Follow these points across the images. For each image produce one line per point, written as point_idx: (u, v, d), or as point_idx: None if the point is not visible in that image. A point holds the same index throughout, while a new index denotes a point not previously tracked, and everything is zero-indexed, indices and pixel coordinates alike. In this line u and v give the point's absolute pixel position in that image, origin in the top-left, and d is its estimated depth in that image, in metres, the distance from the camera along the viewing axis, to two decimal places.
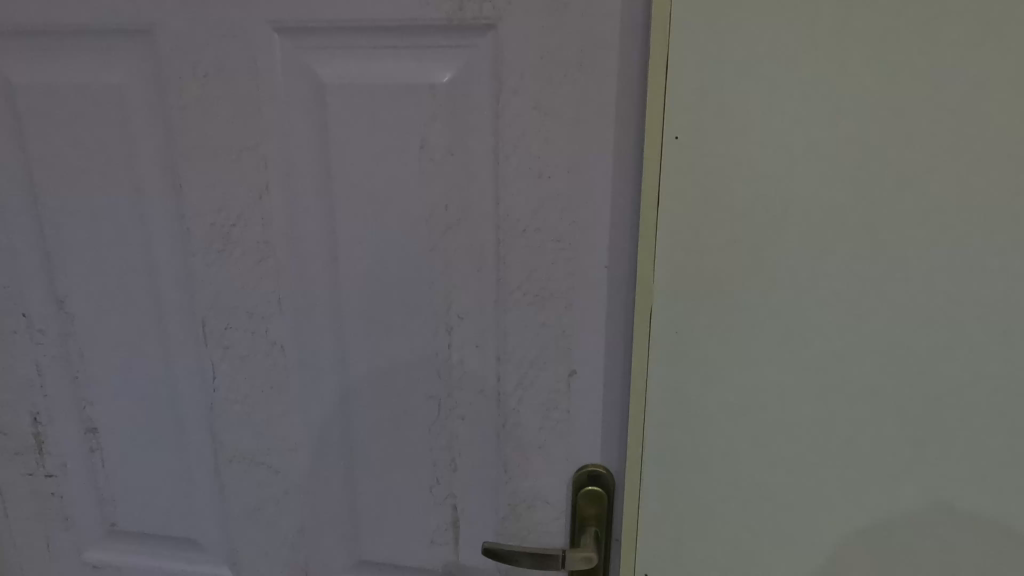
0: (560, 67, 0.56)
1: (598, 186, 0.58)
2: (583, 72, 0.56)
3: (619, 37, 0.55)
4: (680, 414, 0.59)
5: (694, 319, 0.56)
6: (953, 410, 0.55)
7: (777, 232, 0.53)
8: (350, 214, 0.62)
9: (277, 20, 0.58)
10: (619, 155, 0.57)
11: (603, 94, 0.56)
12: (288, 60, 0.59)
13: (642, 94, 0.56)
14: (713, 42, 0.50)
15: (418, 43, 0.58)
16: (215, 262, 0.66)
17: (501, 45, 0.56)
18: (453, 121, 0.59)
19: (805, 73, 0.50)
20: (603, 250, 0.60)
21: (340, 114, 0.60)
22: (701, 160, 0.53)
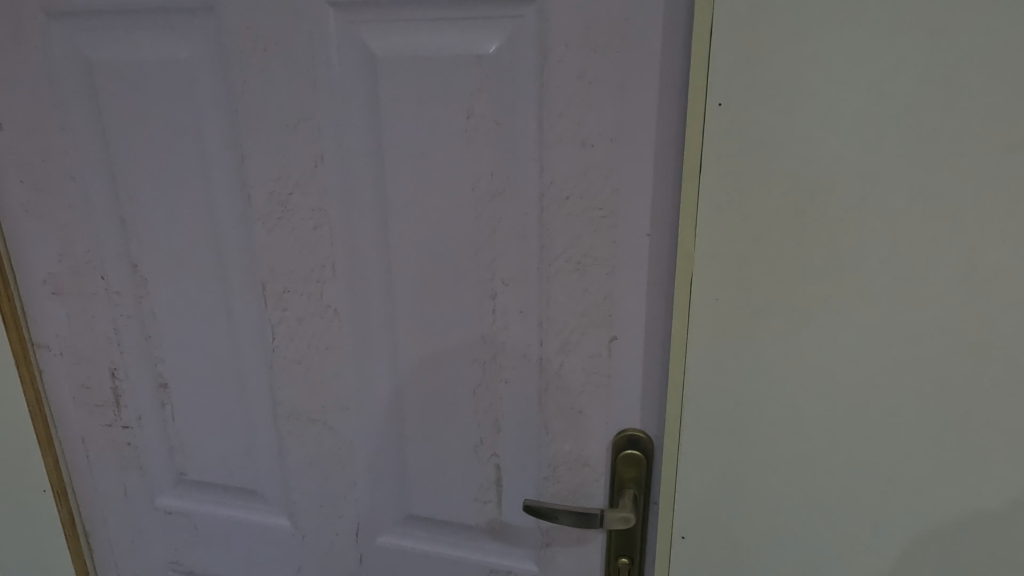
0: (605, 36, 0.57)
1: (641, 155, 0.59)
2: (628, 40, 0.57)
3: (664, 5, 0.55)
4: (719, 379, 0.60)
5: (735, 286, 0.57)
6: (999, 377, 0.55)
7: (820, 200, 0.53)
8: (400, 183, 0.65)
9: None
10: (662, 123, 0.58)
11: (647, 62, 0.57)
12: (342, 34, 0.62)
13: (686, 62, 0.56)
14: (759, 8, 0.50)
15: (466, 14, 0.59)
16: (274, 229, 0.70)
17: (547, 15, 0.58)
18: (499, 91, 0.61)
19: (854, 37, 0.49)
20: (645, 218, 0.61)
21: (391, 86, 0.62)
22: (745, 127, 0.53)
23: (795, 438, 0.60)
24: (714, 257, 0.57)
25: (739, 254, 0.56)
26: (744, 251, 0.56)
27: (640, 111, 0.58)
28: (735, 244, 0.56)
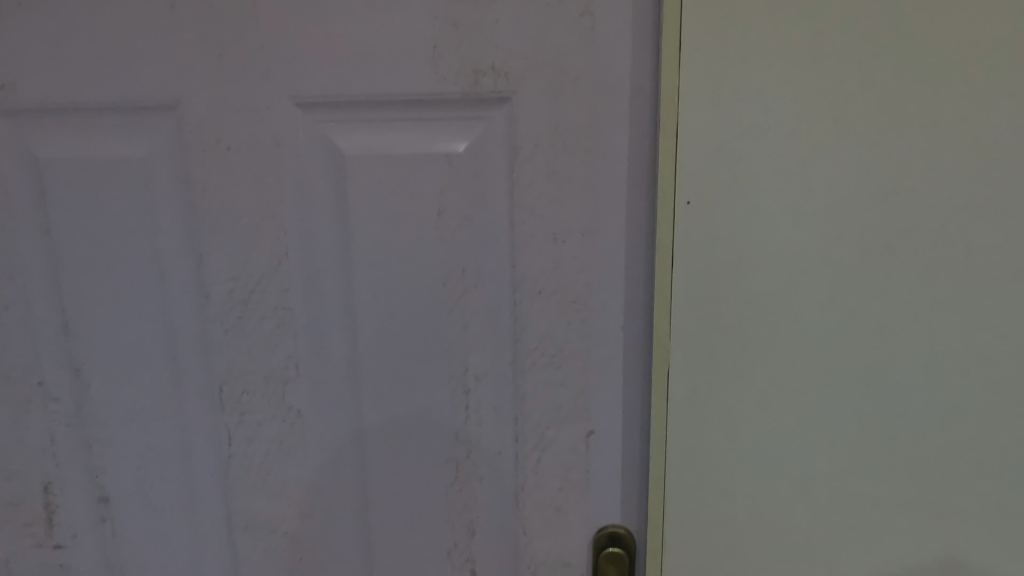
0: (573, 136, 0.58)
1: (611, 249, 0.60)
2: (595, 141, 0.58)
3: (629, 108, 0.57)
4: (701, 459, 0.61)
5: (710, 369, 0.59)
6: (947, 440, 0.58)
7: (781, 282, 0.57)
8: (368, 279, 0.64)
9: (298, 96, 0.60)
10: (631, 218, 0.59)
11: (615, 161, 0.58)
12: (309, 133, 0.62)
13: (652, 161, 0.58)
14: (718, 116, 0.54)
15: (435, 115, 0.60)
16: (233, 328, 0.67)
17: (516, 116, 0.59)
18: (470, 188, 0.61)
19: (804, 141, 0.54)
20: (619, 310, 0.61)
21: (359, 183, 0.62)
22: (712, 223, 0.56)
23: (773, 517, 0.61)
24: (690, 338, 0.58)
25: (712, 337, 0.58)
26: (717, 332, 0.58)
27: (610, 207, 0.59)
28: (708, 328, 0.58)
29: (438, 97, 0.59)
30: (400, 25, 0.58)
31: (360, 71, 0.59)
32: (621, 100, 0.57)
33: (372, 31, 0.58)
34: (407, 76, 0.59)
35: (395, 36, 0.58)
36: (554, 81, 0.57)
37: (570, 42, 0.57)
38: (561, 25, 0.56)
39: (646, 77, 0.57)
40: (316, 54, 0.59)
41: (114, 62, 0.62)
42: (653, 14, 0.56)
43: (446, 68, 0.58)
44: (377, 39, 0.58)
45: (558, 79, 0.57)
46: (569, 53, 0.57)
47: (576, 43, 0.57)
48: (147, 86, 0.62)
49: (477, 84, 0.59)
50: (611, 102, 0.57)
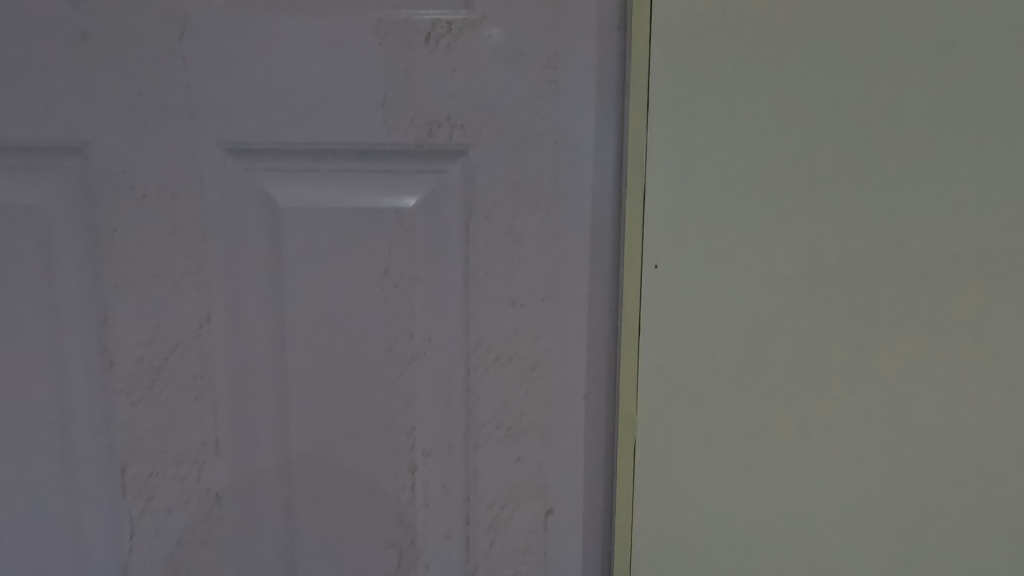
0: (534, 193, 0.55)
1: (573, 313, 0.56)
2: (557, 199, 0.55)
3: (592, 166, 0.54)
4: (687, 554, 0.51)
5: (690, 450, 0.50)
6: (1002, 534, 0.48)
7: (778, 350, 0.48)
8: (303, 345, 0.57)
9: (229, 141, 0.54)
10: (595, 281, 0.56)
11: (578, 221, 0.55)
12: (240, 182, 0.55)
13: (617, 221, 0.55)
14: (692, 155, 0.47)
15: (382, 166, 0.55)
16: (142, 400, 0.58)
17: (472, 170, 0.55)
18: (420, 246, 0.56)
19: (796, 182, 0.46)
20: (581, 378, 0.57)
21: (296, 239, 0.56)
22: (686, 283, 0.48)
23: None
24: (665, 415, 0.49)
25: (694, 413, 0.49)
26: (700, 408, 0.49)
27: (571, 269, 0.55)
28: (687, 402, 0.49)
29: (387, 148, 0.55)
30: (347, 71, 0.53)
31: (301, 117, 0.54)
32: (584, 157, 0.54)
33: (316, 75, 0.53)
34: (354, 124, 0.54)
35: (341, 81, 0.54)
36: (514, 135, 0.54)
37: (531, 95, 0.54)
38: (521, 77, 0.54)
39: (609, 135, 0.54)
40: (251, 96, 0.54)
41: (11, 96, 0.54)
42: (617, 72, 0.54)
43: (396, 117, 0.54)
44: (321, 83, 0.54)
45: (518, 133, 0.54)
46: (530, 107, 0.54)
47: (537, 97, 0.54)
48: (49, 125, 0.54)
49: (431, 136, 0.54)
50: (574, 159, 0.54)
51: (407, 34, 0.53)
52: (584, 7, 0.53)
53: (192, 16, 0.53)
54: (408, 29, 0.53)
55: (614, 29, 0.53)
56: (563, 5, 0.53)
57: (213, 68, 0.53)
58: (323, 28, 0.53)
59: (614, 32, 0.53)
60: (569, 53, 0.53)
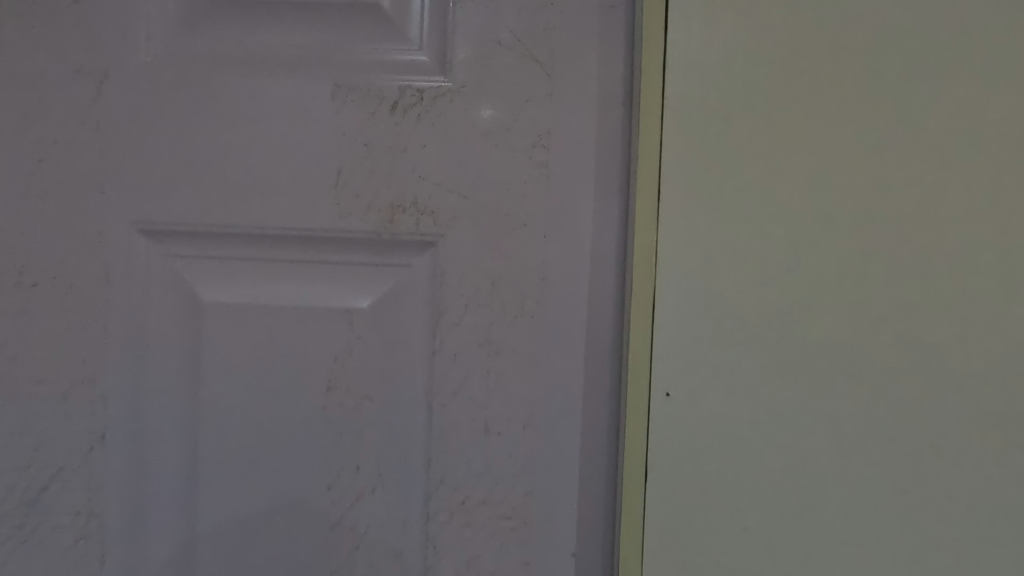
0: (517, 295, 0.45)
1: (561, 447, 0.45)
2: (545, 302, 0.45)
3: (589, 264, 0.45)
4: None
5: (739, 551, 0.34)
6: None
7: (862, 391, 0.33)
8: (220, 476, 0.45)
9: (146, 222, 0.45)
10: (590, 405, 0.45)
11: (570, 331, 0.45)
12: (155, 270, 0.45)
13: (618, 331, 0.45)
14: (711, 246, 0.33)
15: (333, 258, 0.45)
16: (7, 541, 0.45)
17: (442, 265, 0.45)
18: (373, 357, 0.45)
19: (845, 280, 0.33)
20: (571, 528, 0.45)
21: (220, 343, 0.45)
22: (698, 430, 0.34)
23: None
24: (713, 499, 0.34)
25: (743, 504, 0.34)
26: (750, 474, 0.34)
27: (561, 391, 0.45)
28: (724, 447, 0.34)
29: (339, 236, 0.45)
30: (298, 144, 0.45)
31: (238, 195, 0.45)
32: (578, 255, 0.45)
33: (258, 147, 0.45)
34: (301, 206, 0.45)
35: (288, 154, 0.45)
36: (494, 225, 0.45)
37: (516, 178, 0.45)
38: (505, 158, 0.45)
39: (611, 230, 0.45)
40: (178, 168, 0.44)
41: None
42: (621, 154, 0.45)
43: (353, 200, 0.45)
44: (263, 156, 0.45)
45: (500, 223, 0.45)
46: (514, 192, 0.45)
47: (523, 181, 0.45)
48: None
49: (393, 222, 0.45)
50: (566, 256, 0.45)
51: (372, 104, 0.45)
52: (582, 77, 0.45)
53: (113, 73, 0.44)
54: (372, 97, 0.45)
55: (619, 104, 0.45)
56: (557, 75, 0.45)
57: (133, 133, 0.44)
58: (270, 92, 0.44)
59: (618, 108, 0.45)
60: (562, 130, 0.45)
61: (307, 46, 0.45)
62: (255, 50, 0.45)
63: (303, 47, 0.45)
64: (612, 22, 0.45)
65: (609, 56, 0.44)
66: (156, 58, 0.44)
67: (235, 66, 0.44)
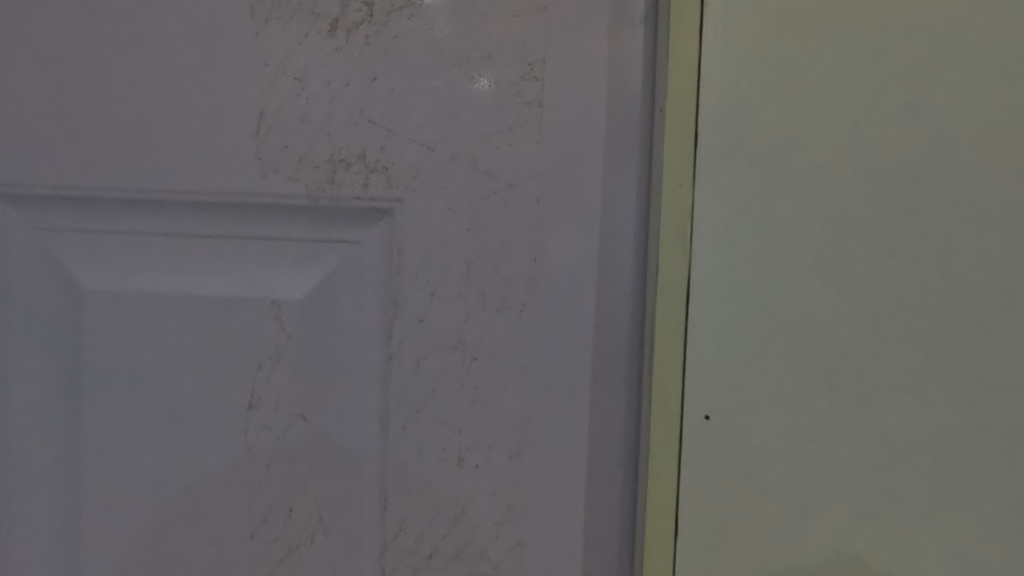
0: (500, 281, 0.33)
1: (560, 483, 0.34)
2: (539, 291, 0.33)
3: (598, 239, 0.33)
4: None
5: (771, 474, 0.29)
6: None
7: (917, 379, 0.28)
8: (110, 519, 0.34)
9: (10, 186, 0.34)
10: (597, 428, 0.34)
11: (571, 329, 0.33)
12: (27, 248, 0.35)
13: (633, 327, 0.34)
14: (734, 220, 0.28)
15: (255, 231, 0.34)
16: None
17: (400, 240, 0.33)
18: (308, 363, 0.34)
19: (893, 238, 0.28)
20: None
21: (108, 344, 0.34)
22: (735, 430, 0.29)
23: None
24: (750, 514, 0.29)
25: (774, 422, 0.29)
26: (784, 375, 0.29)
27: (559, 409, 0.34)
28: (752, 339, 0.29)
29: (262, 201, 0.34)
30: (206, 78, 0.33)
31: (124, 147, 0.33)
32: (583, 227, 0.33)
33: (151, 82, 0.33)
34: (210, 161, 0.33)
35: (192, 91, 0.33)
36: (470, 186, 0.33)
37: (499, 123, 0.33)
38: (484, 95, 0.33)
39: (627, 194, 0.33)
40: (48, 113, 0.33)
41: None
42: (642, 90, 0.33)
43: (280, 153, 0.33)
44: (159, 94, 0.33)
45: (477, 183, 0.33)
46: (497, 142, 0.33)
47: (509, 127, 0.33)
48: None
49: (333, 182, 0.33)
50: (567, 229, 0.33)
51: (302, 20, 0.33)
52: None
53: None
54: (303, 11, 0.33)
55: (639, 22, 0.33)
56: None
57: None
58: (168, 8, 0.33)
59: (638, 27, 0.33)
60: (562, 56, 0.33)
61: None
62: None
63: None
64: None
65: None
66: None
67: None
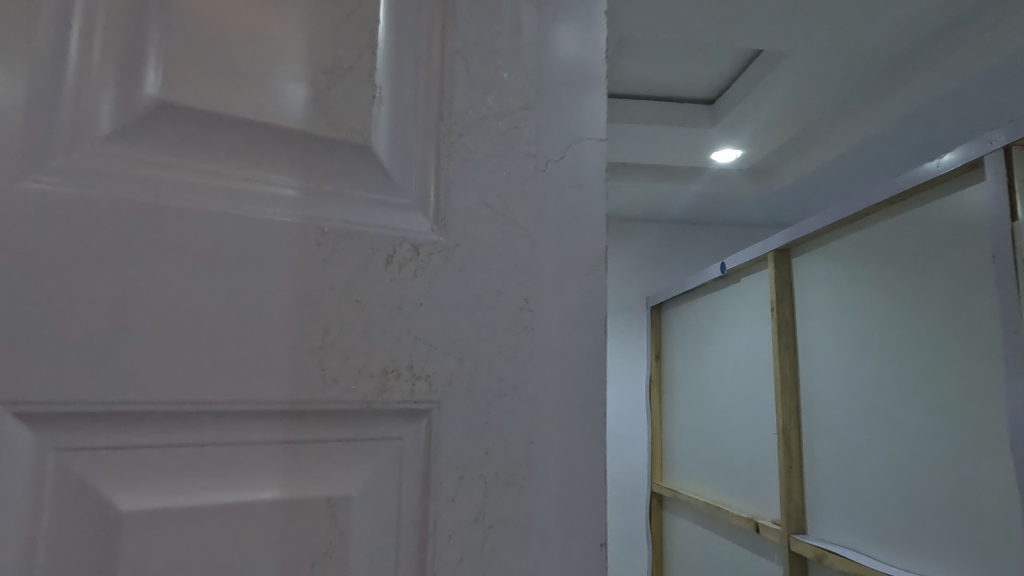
0: (507, 462, 0.43)
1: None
2: (535, 467, 0.44)
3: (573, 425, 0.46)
4: None
5: None
6: None
7: None
8: None
9: (26, 402, 0.32)
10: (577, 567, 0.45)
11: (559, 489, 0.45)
12: (57, 468, 0.33)
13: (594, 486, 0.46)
14: None
15: (314, 434, 0.39)
16: None
17: (435, 436, 0.41)
18: (357, 548, 0.39)
19: None
20: None
21: (156, 558, 0.34)
22: None
23: None
24: None
25: None
26: None
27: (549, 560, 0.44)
28: None
29: (326, 409, 0.39)
30: (283, 304, 0.39)
31: (186, 356, 0.36)
32: (562, 415, 0.46)
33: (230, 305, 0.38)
34: (281, 376, 0.38)
35: (261, 305, 0.39)
36: (488, 388, 0.43)
37: (506, 338, 0.45)
38: (497, 319, 0.44)
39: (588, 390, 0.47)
40: (100, 322, 0.34)
41: None
42: (591, 318, 0.49)
43: (341, 365, 0.40)
44: (237, 316, 0.38)
45: (491, 387, 0.43)
46: (508, 353, 0.44)
47: (515, 342, 0.45)
48: None
49: (386, 390, 0.41)
50: (551, 417, 0.45)
51: (363, 254, 0.42)
52: (558, 248, 0.48)
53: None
54: (364, 246, 0.42)
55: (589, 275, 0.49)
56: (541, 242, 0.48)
57: (29, 267, 0.33)
58: (253, 244, 0.39)
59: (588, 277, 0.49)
60: (549, 296, 0.47)
61: (297, 190, 0.42)
62: (223, 183, 0.40)
63: (292, 190, 0.42)
64: (578, 201, 0.50)
65: (578, 230, 0.49)
66: (77, 177, 0.35)
67: (198, 200, 0.38)
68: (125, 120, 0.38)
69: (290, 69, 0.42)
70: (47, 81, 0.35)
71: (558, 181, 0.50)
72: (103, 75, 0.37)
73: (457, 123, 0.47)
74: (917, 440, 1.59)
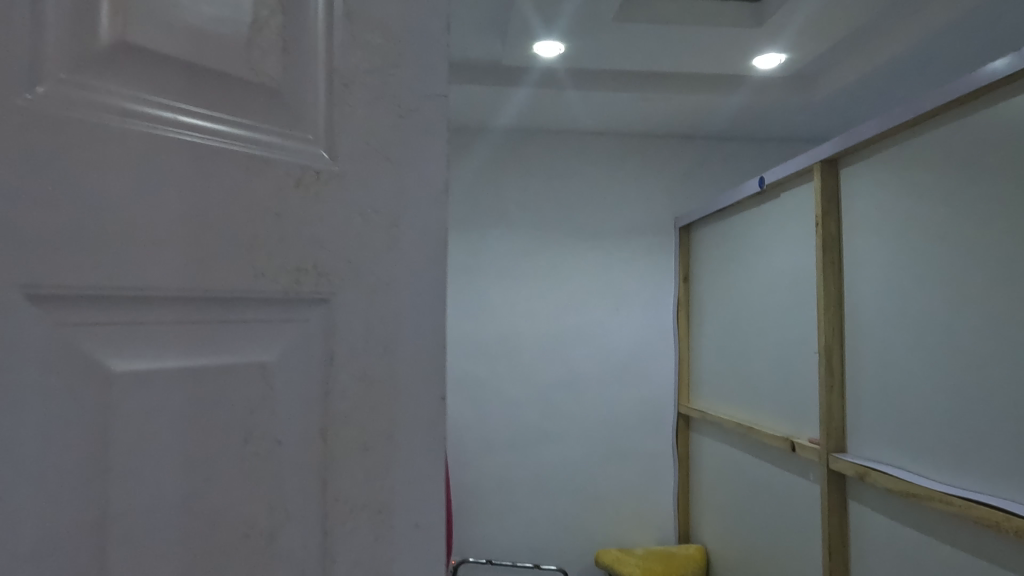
0: (382, 339, 0.58)
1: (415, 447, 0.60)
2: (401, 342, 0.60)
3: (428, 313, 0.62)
4: None
5: None
6: None
7: None
8: (140, 537, 0.46)
9: (38, 286, 0.42)
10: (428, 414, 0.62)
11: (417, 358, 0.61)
12: (63, 336, 0.43)
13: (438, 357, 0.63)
14: None
15: (246, 316, 0.52)
16: None
17: (334, 318, 0.56)
18: (280, 402, 0.53)
19: None
20: (420, 509, 0.61)
21: (137, 404, 0.47)
22: None
23: None
24: None
25: None
26: None
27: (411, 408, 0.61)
28: None
29: (254, 297, 0.52)
30: (222, 215, 0.50)
31: (150, 254, 0.47)
32: (420, 306, 0.62)
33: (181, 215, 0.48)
34: (222, 271, 0.51)
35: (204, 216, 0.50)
36: (369, 284, 0.58)
37: (380, 246, 0.59)
38: (373, 231, 0.58)
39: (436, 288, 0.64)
40: (82, 225, 0.43)
41: None
42: (438, 233, 0.64)
43: (265, 262, 0.53)
44: (187, 223, 0.49)
45: (370, 284, 0.58)
46: (381, 258, 0.59)
47: (387, 249, 0.59)
48: None
49: (298, 284, 0.54)
50: (411, 307, 0.61)
51: (277, 177, 0.53)
52: (420, 180, 0.63)
53: None
54: (279, 171, 0.54)
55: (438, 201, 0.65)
56: (404, 173, 0.61)
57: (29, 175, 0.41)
58: (196, 167, 0.49)
59: (437, 201, 0.64)
60: (411, 219, 0.62)
61: (216, 118, 0.51)
62: (172, 117, 0.49)
63: (213, 117, 0.51)
64: (434, 144, 0.65)
65: (430, 165, 0.64)
66: (57, 100, 0.43)
67: (154, 130, 0.48)
68: (87, 55, 0.45)
69: (210, 21, 0.52)
70: (20, 11, 0.41)
71: (422, 126, 0.64)
72: (69, 13, 0.44)
73: (348, 75, 0.58)
74: (979, 354, 1.58)
